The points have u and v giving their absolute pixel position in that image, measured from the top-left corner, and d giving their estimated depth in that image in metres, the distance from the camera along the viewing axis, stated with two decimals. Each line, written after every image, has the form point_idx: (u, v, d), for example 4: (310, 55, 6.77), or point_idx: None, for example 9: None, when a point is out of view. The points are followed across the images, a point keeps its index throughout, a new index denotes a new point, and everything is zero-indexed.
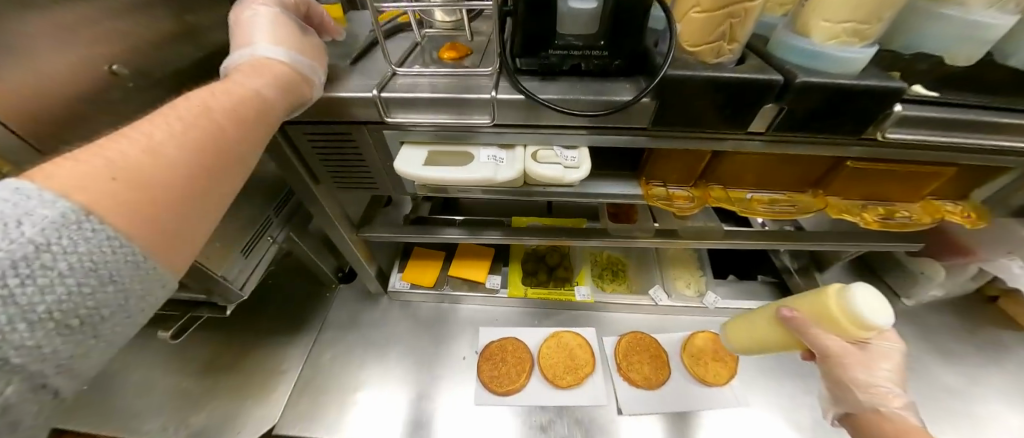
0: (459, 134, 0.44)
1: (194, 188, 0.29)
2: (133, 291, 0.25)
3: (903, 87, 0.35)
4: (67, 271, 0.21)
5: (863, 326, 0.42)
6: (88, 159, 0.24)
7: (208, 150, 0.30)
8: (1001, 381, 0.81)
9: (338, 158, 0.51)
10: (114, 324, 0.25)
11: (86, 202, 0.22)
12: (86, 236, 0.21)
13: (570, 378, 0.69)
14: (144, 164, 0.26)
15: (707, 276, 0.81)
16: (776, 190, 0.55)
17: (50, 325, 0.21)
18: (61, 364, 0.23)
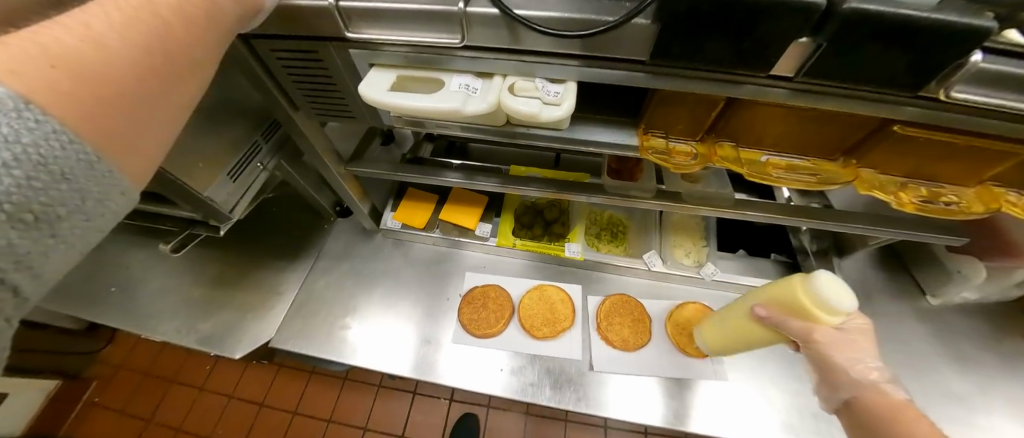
0: (430, 58, 0.39)
1: (140, 91, 0.26)
2: (89, 192, 0.22)
3: (993, 28, 0.26)
4: (14, 162, 0.17)
5: (831, 313, 0.40)
6: (15, 43, 0.20)
7: (155, 52, 0.27)
8: (1013, 393, 0.75)
9: (311, 80, 0.47)
10: (75, 226, 0.22)
11: (23, 88, 0.18)
12: (29, 126, 0.18)
13: (546, 331, 0.70)
14: (85, 55, 0.22)
15: (710, 248, 0.76)
16: (798, 155, 0.47)
17: (4, 218, 0.18)
18: (20, 264, 0.20)
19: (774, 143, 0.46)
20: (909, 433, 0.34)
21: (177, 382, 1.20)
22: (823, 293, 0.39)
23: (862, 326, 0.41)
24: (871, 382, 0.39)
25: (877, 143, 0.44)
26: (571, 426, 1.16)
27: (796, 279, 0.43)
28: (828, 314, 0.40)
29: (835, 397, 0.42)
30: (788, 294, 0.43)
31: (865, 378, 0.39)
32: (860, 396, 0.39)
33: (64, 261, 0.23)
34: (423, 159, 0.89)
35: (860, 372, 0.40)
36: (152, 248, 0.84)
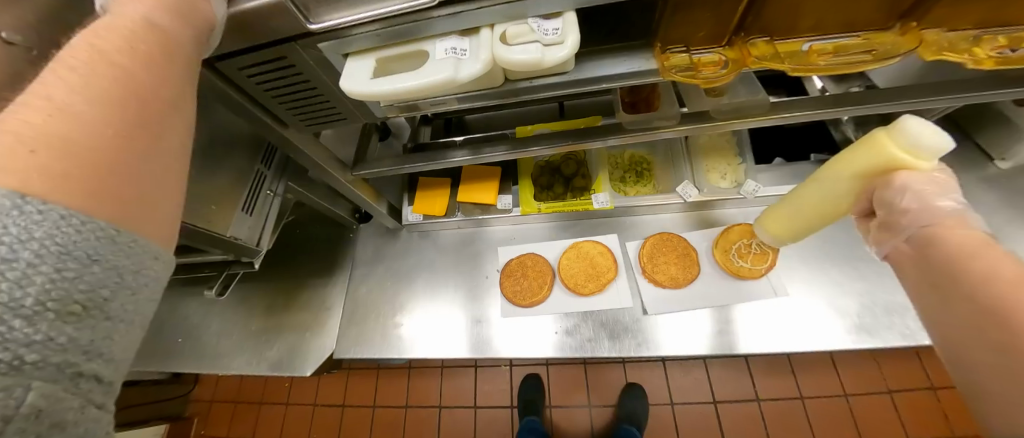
0: (405, 29, 0.34)
1: (131, 147, 0.24)
2: (125, 267, 0.21)
3: None
4: (35, 259, 0.17)
5: (921, 157, 0.33)
6: None
7: (127, 102, 0.24)
8: None
9: (290, 91, 0.44)
10: (124, 303, 0.21)
11: (14, 185, 0.17)
12: (37, 220, 0.17)
13: (593, 285, 0.69)
14: (55, 129, 0.20)
15: (747, 164, 0.70)
16: (843, 33, 0.41)
17: (51, 315, 0.17)
18: (91, 354, 0.20)
19: (814, 26, 0.39)
20: (994, 270, 0.28)
21: (264, 403, 1.31)
22: (915, 138, 0.32)
23: (937, 178, 0.33)
24: (944, 211, 0.32)
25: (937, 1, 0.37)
26: (629, 366, 1.19)
27: (878, 136, 0.35)
28: (916, 162, 0.33)
29: (892, 243, 0.35)
30: (870, 159, 0.36)
31: (938, 211, 0.32)
32: (931, 234, 0.32)
33: (131, 336, 0.23)
34: (426, 145, 0.85)
35: (932, 206, 0.32)
36: (200, 294, 0.87)
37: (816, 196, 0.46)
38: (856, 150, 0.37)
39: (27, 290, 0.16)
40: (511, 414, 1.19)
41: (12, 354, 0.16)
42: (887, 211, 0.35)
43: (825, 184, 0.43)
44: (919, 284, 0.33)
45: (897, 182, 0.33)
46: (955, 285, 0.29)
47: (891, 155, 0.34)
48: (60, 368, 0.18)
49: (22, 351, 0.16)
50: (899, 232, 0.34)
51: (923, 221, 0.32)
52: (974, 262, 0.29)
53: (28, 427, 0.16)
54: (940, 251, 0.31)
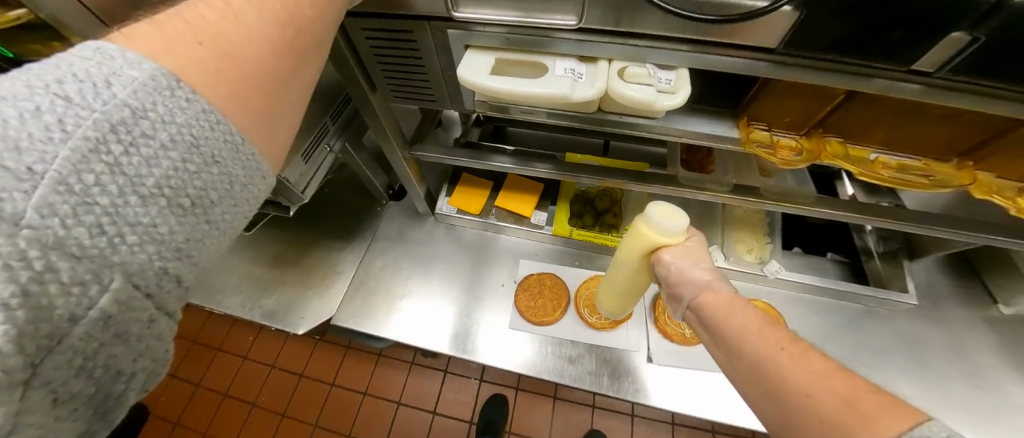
0: (534, 40, 0.37)
1: (278, 67, 0.25)
2: (237, 177, 0.21)
3: None
4: (168, 143, 0.18)
5: (674, 237, 0.41)
6: (172, 22, 0.22)
7: (288, 28, 0.27)
8: None
9: (397, 61, 0.46)
10: (225, 212, 0.21)
11: (173, 68, 0.20)
12: (182, 105, 0.19)
13: (605, 322, 0.70)
14: (226, 28, 0.23)
15: (774, 245, 0.73)
16: (907, 154, 0.44)
17: (163, 202, 0.17)
18: (185, 258, 0.19)
19: (886, 140, 0.43)
20: (740, 324, 0.31)
21: (224, 350, 1.27)
22: (660, 224, 0.40)
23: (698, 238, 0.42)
24: (700, 281, 0.38)
25: (997, 147, 0.40)
26: (598, 413, 1.17)
27: (637, 221, 0.43)
28: (666, 242, 0.41)
29: (680, 311, 0.40)
30: (642, 242, 0.43)
31: (701, 280, 0.38)
32: (698, 300, 0.37)
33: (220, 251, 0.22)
34: (476, 144, 0.88)
35: (698, 278, 0.38)
36: None
37: (619, 274, 0.53)
38: (631, 235, 0.45)
39: (154, 168, 0.17)
40: (468, 431, 1.15)
41: (116, 231, 0.16)
42: (670, 286, 0.41)
43: (623, 264, 0.50)
44: (709, 340, 0.35)
45: (665, 260, 0.41)
46: (724, 337, 0.32)
47: (649, 239, 0.42)
48: (151, 262, 0.17)
49: (124, 231, 0.16)
50: (681, 300, 0.39)
51: (691, 292, 0.38)
52: (733, 317, 0.33)
53: (93, 333, 0.16)
54: (709, 312, 0.35)
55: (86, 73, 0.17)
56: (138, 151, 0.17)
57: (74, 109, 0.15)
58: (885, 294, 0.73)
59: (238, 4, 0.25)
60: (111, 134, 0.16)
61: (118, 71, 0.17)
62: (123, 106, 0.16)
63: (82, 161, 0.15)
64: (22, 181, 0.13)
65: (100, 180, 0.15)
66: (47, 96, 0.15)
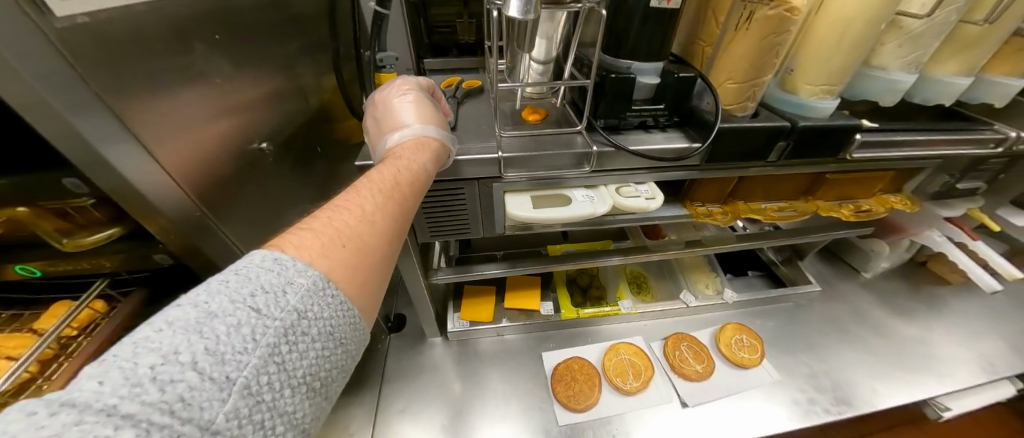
0: (557, 181, 0.55)
1: (389, 249, 0.34)
2: (348, 349, 0.29)
3: (857, 123, 0.54)
4: (314, 336, 0.26)
5: None
6: (323, 229, 0.30)
7: (397, 215, 0.36)
8: (968, 329, 0.91)
9: (441, 210, 0.57)
10: (334, 381, 0.29)
11: (323, 272, 0.27)
12: (327, 301, 0.27)
13: (637, 384, 0.75)
14: (361, 227, 0.32)
15: (720, 276, 0.94)
16: (779, 200, 0.68)
17: (302, 387, 0.25)
18: (303, 431, 0.26)
19: (765, 195, 0.67)
20: None
21: None
22: None
23: None
24: None
25: (820, 185, 0.66)
26: None
27: None
28: None
29: None
30: None
31: None
32: None
33: (326, 414, 0.29)
34: (468, 257, 0.98)
35: None
36: None
37: None
38: None
39: (304, 359, 0.25)
40: None
41: (270, 418, 0.23)
42: None
43: None
44: None
45: None
46: None
47: None
48: None
49: (276, 417, 0.23)
50: None
51: None
52: None
53: None
54: None
55: (269, 283, 0.25)
56: (296, 346, 0.25)
57: (263, 320, 0.23)
58: (799, 288, 0.95)
59: (368, 205, 0.33)
60: (285, 339, 0.24)
61: (291, 279, 0.26)
62: (292, 311, 0.25)
63: (262, 365, 0.23)
64: (222, 389, 0.21)
65: (268, 378, 0.23)
66: (245, 313, 0.23)
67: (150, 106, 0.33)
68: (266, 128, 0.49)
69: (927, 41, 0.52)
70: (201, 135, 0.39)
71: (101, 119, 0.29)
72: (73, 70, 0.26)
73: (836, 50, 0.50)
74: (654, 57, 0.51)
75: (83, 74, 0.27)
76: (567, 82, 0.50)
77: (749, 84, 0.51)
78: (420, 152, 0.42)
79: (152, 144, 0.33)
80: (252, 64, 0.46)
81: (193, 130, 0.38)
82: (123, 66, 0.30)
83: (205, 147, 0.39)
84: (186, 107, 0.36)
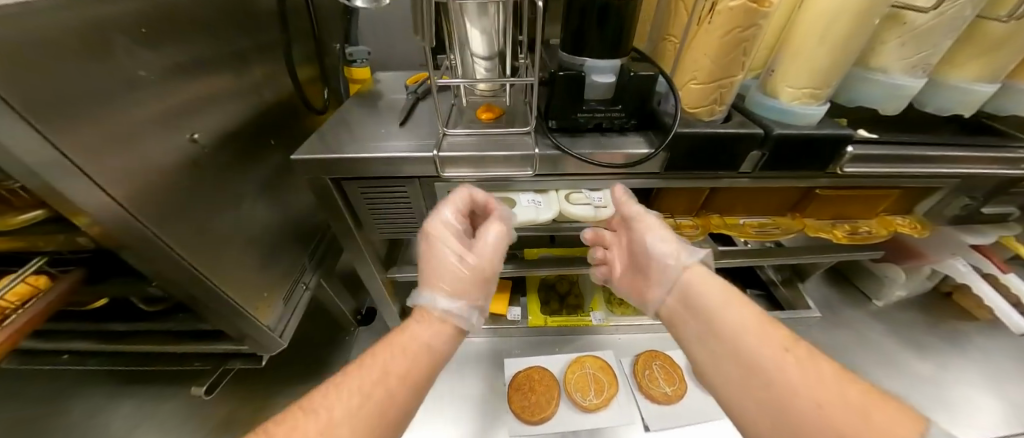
0: (502, 184, 0.52)
1: (387, 403, 0.36)
2: None
3: (850, 133, 0.48)
4: None
5: None
6: (298, 423, 0.31)
7: (380, 416, 0.35)
8: (995, 373, 0.79)
9: (386, 207, 0.55)
10: None
11: None
12: None
13: (597, 400, 0.71)
14: (330, 421, 0.32)
15: None
16: (761, 215, 0.62)
17: None
18: None
19: (745, 208, 0.60)
20: None
21: None
22: None
23: None
24: None
25: (810, 202, 0.59)
26: None
27: None
28: None
29: None
30: None
31: None
32: None
33: None
34: None
35: None
36: (149, 393, 0.76)
37: None
38: None
39: None
40: None
41: None
42: None
43: None
44: None
45: None
46: None
47: None
48: None
49: None
50: None
51: None
52: None
53: None
54: None
55: None
56: None
57: None
58: (796, 313, 0.86)
59: (392, 374, 0.38)
60: None
61: None
62: None
63: None
64: None
65: None
66: None
67: (67, 100, 0.31)
68: (214, 117, 0.49)
69: (936, 39, 0.44)
70: (135, 134, 0.38)
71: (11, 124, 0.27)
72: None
73: (821, 48, 0.44)
74: (610, 54, 0.46)
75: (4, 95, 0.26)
76: (513, 79, 0.47)
77: (715, 85, 0.45)
78: (426, 331, 0.44)
79: (84, 160, 0.33)
80: (195, 54, 0.46)
81: (127, 134, 0.37)
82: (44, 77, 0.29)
83: (142, 149, 0.39)
84: (105, 96, 0.35)
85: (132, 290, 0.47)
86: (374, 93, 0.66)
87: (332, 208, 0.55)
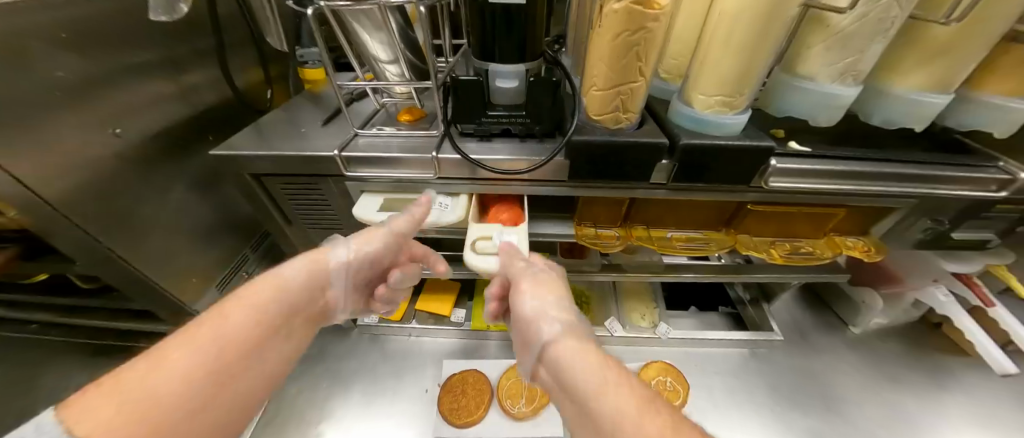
0: (412, 185, 0.52)
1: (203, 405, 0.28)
2: None
3: (771, 146, 0.44)
4: None
5: None
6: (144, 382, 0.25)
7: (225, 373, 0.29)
8: (988, 418, 0.71)
9: (307, 204, 0.57)
10: None
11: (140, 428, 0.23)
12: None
13: (525, 409, 0.70)
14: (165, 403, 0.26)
15: (661, 308, 0.84)
16: (692, 229, 0.59)
17: None
18: None
19: (674, 221, 0.57)
20: None
21: None
22: None
23: None
24: None
25: (744, 217, 0.56)
26: None
27: None
28: None
29: None
30: None
31: None
32: None
33: None
34: None
35: None
36: (112, 367, 0.81)
37: None
38: None
39: None
40: None
41: None
42: None
43: None
44: None
45: None
46: None
47: None
48: None
49: None
50: None
51: None
52: None
53: None
54: None
55: None
56: None
57: None
58: (759, 335, 0.81)
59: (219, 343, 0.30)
60: None
61: None
62: None
63: None
64: None
65: None
66: None
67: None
68: (149, 111, 0.53)
69: (863, 43, 0.41)
70: (57, 128, 0.42)
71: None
72: None
73: (727, 53, 0.41)
74: (515, 60, 0.46)
75: None
76: (417, 82, 0.47)
77: (614, 91, 0.43)
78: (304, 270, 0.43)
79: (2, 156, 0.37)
80: (129, 53, 0.50)
81: (45, 129, 0.41)
82: None
83: (68, 143, 0.43)
84: (24, 97, 0.38)
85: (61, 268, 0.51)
86: (316, 94, 0.68)
87: (257, 202, 0.57)
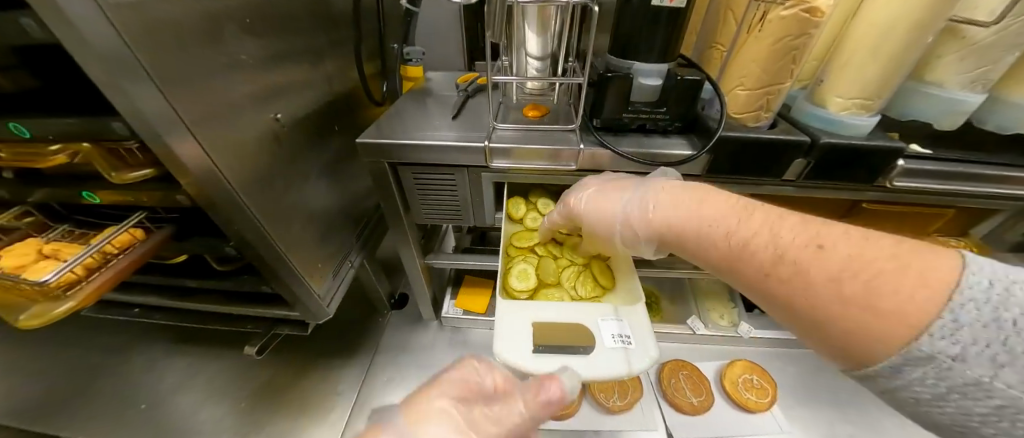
0: (551, 176, 0.57)
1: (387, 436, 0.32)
2: None
3: (900, 146, 0.47)
4: None
5: None
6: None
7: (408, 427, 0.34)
8: None
9: (435, 194, 0.59)
10: None
11: None
12: None
13: (621, 402, 0.71)
14: None
15: (738, 308, 0.86)
16: None
17: None
18: None
19: None
20: None
21: None
22: None
23: None
24: None
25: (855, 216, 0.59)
26: None
27: None
28: None
29: None
30: None
31: None
32: None
33: None
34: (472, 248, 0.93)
35: None
36: (199, 354, 0.81)
37: None
38: None
39: None
40: None
41: None
42: None
43: None
44: None
45: None
46: None
47: None
48: None
49: None
50: None
51: None
52: None
53: None
54: None
55: None
56: None
57: None
58: None
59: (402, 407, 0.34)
60: None
61: None
62: None
63: None
64: None
65: None
66: None
67: (178, 62, 0.36)
68: (293, 100, 0.55)
69: (998, 53, 0.44)
70: (234, 108, 0.44)
71: (138, 76, 0.32)
72: (135, 56, 0.32)
73: (872, 58, 0.45)
74: (659, 59, 0.48)
75: (140, 58, 0.33)
76: (566, 78, 0.50)
77: (763, 91, 0.46)
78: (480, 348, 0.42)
79: (195, 124, 0.39)
80: (284, 43, 0.52)
81: (226, 107, 0.43)
82: (165, 44, 0.35)
83: (238, 123, 0.45)
84: (212, 75, 0.41)
85: (207, 248, 0.52)
86: (425, 89, 0.71)
87: (386, 191, 0.59)
